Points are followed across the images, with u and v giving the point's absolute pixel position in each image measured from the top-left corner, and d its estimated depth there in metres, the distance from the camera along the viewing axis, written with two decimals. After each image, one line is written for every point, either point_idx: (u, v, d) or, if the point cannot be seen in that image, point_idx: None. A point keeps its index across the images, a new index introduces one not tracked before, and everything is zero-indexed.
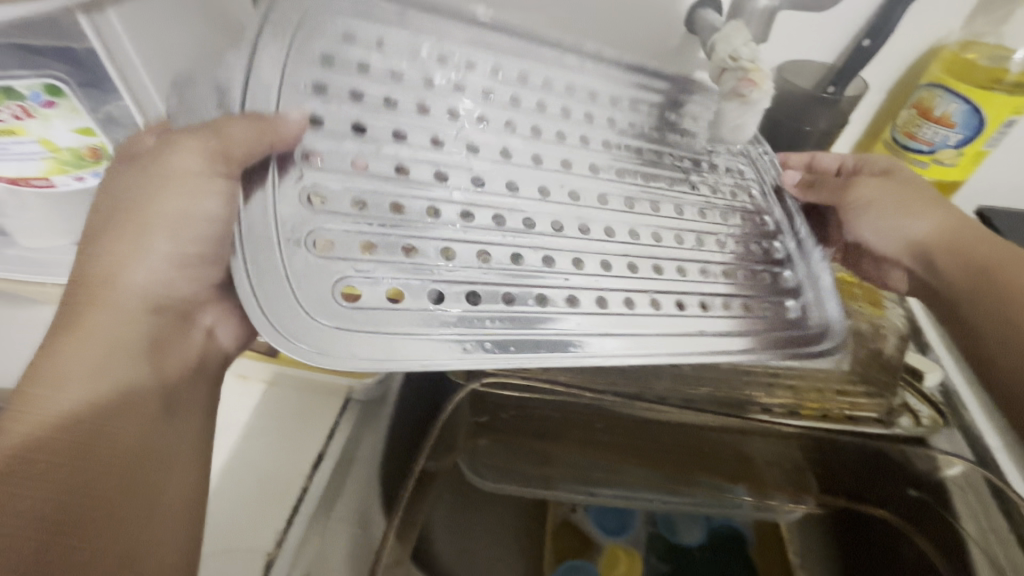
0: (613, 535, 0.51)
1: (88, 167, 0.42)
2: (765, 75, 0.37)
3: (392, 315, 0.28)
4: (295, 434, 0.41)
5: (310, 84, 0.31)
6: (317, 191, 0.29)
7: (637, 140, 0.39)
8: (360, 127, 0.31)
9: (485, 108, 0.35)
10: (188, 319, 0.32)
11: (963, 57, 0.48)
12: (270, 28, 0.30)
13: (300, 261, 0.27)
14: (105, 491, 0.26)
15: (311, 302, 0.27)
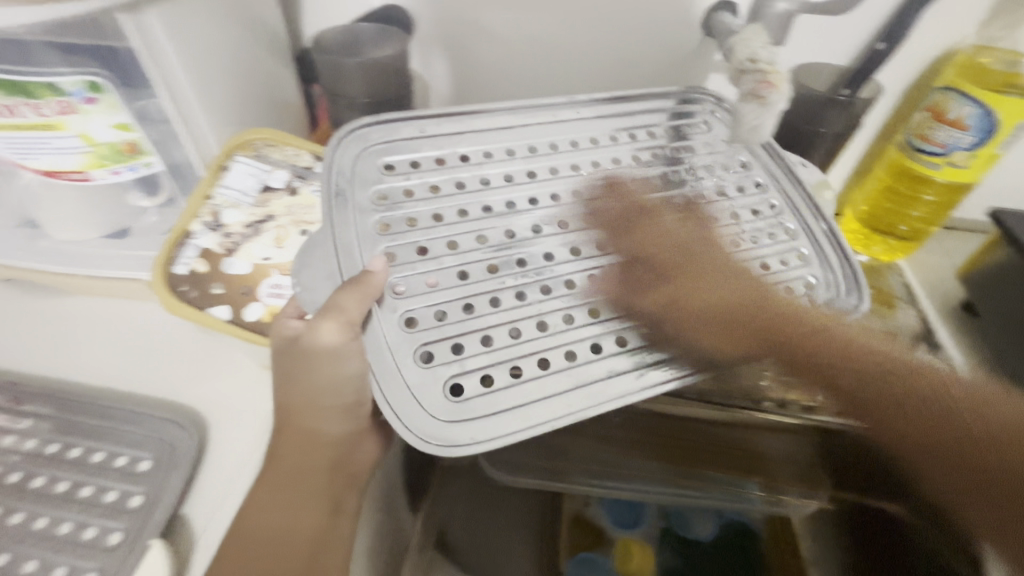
0: (626, 528, 0.52)
1: (125, 161, 0.43)
2: (784, 77, 0.37)
3: (489, 398, 0.32)
4: None
5: (375, 223, 0.36)
6: (410, 316, 0.33)
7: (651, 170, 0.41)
8: (424, 248, 0.36)
9: (513, 195, 0.39)
10: (351, 448, 0.38)
11: (976, 62, 0.48)
12: (335, 194, 0.37)
13: (414, 373, 0.32)
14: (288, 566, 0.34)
15: (433, 404, 0.31)
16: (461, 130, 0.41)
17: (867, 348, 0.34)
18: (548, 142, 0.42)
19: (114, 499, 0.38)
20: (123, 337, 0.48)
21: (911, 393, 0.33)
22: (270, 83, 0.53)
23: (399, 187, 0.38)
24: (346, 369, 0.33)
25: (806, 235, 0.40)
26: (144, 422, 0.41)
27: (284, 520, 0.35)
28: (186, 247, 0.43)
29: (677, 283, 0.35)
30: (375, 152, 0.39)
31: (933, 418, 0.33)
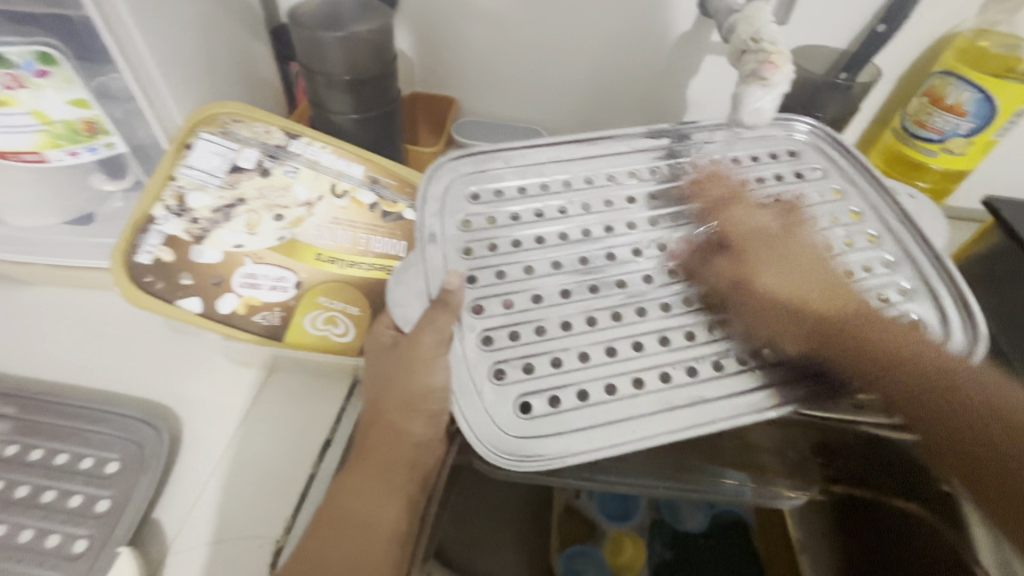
0: (617, 521, 0.52)
1: (82, 140, 0.41)
2: (786, 58, 0.35)
3: (559, 417, 0.30)
4: (293, 414, 0.40)
5: (460, 247, 0.35)
6: (489, 335, 0.32)
7: (664, 184, 0.38)
8: (502, 273, 0.34)
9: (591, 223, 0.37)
10: (428, 452, 0.35)
11: (976, 46, 0.47)
12: (424, 215, 0.36)
13: (489, 390, 0.31)
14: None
15: (495, 399, 0.30)
16: (531, 155, 0.39)
17: (919, 343, 0.31)
18: (625, 171, 0.39)
19: (80, 504, 0.35)
20: (89, 331, 0.45)
21: (928, 357, 0.31)
22: (244, 60, 0.50)
23: (483, 214, 0.37)
24: (437, 382, 0.32)
25: (924, 257, 0.35)
26: (112, 421, 0.39)
27: (370, 515, 0.33)
28: (149, 233, 0.40)
29: (779, 266, 0.34)
30: (459, 182, 0.38)
31: (948, 399, 0.31)
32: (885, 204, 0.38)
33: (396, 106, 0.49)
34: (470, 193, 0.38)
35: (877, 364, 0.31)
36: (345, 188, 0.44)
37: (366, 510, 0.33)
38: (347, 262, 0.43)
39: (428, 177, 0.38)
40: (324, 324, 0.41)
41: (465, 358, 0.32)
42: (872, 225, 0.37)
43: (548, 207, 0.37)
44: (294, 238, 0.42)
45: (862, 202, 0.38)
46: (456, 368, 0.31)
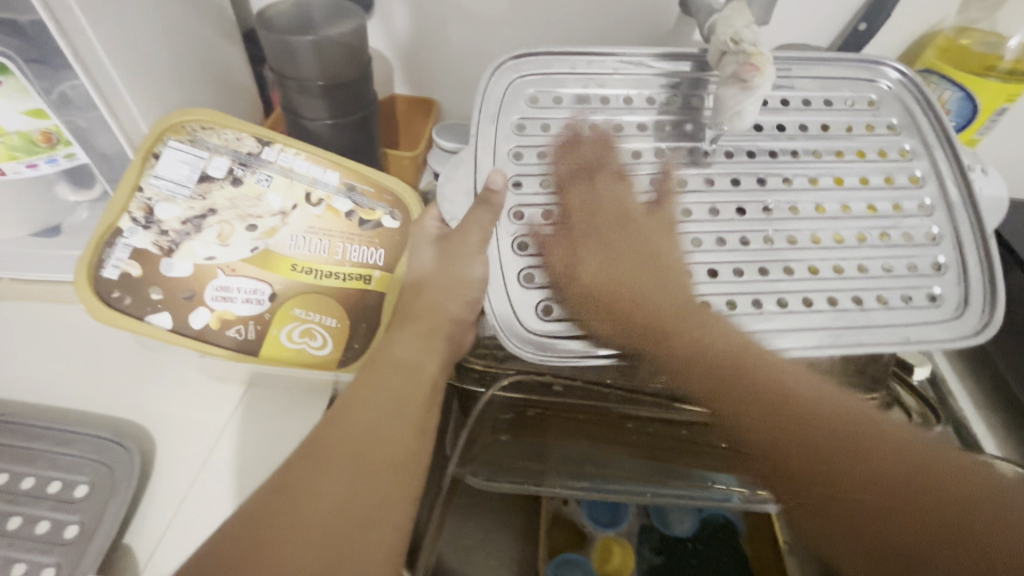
0: (606, 527, 0.51)
1: (41, 153, 0.40)
2: (767, 59, 0.34)
3: (574, 323, 0.35)
4: (270, 429, 0.40)
5: (510, 150, 0.37)
6: (524, 242, 0.36)
7: (673, 116, 0.38)
8: (546, 184, 0.37)
9: (619, 147, 0.38)
10: (457, 338, 0.39)
11: (958, 44, 0.47)
12: (483, 115, 0.38)
13: (516, 290, 0.35)
14: (354, 496, 0.28)
15: (517, 311, 0.34)
16: (606, 74, 0.39)
17: (839, 414, 0.31)
18: (645, 98, 0.39)
19: (47, 530, 0.34)
20: (57, 347, 0.43)
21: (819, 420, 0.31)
22: (214, 63, 0.48)
23: (539, 121, 0.38)
24: (473, 277, 0.37)
25: (954, 237, 0.36)
26: (80, 443, 0.38)
27: (409, 364, 0.35)
28: (115, 246, 0.38)
29: (642, 282, 0.35)
30: (518, 83, 0.39)
31: (910, 476, 0.29)
32: (944, 182, 0.37)
33: (374, 110, 0.48)
34: (529, 97, 0.39)
35: (798, 426, 0.31)
36: (321, 195, 0.43)
37: (372, 414, 0.31)
38: (324, 273, 0.41)
39: (492, 72, 0.39)
40: (301, 337, 0.40)
41: (506, 286, 0.35)
42: (918, 165, 0.38)
43: (583, 127, 0.38)
44: (268, 249, 0.41)
45: (914, 140, 0.38)
46: (491, 268, 0.35)
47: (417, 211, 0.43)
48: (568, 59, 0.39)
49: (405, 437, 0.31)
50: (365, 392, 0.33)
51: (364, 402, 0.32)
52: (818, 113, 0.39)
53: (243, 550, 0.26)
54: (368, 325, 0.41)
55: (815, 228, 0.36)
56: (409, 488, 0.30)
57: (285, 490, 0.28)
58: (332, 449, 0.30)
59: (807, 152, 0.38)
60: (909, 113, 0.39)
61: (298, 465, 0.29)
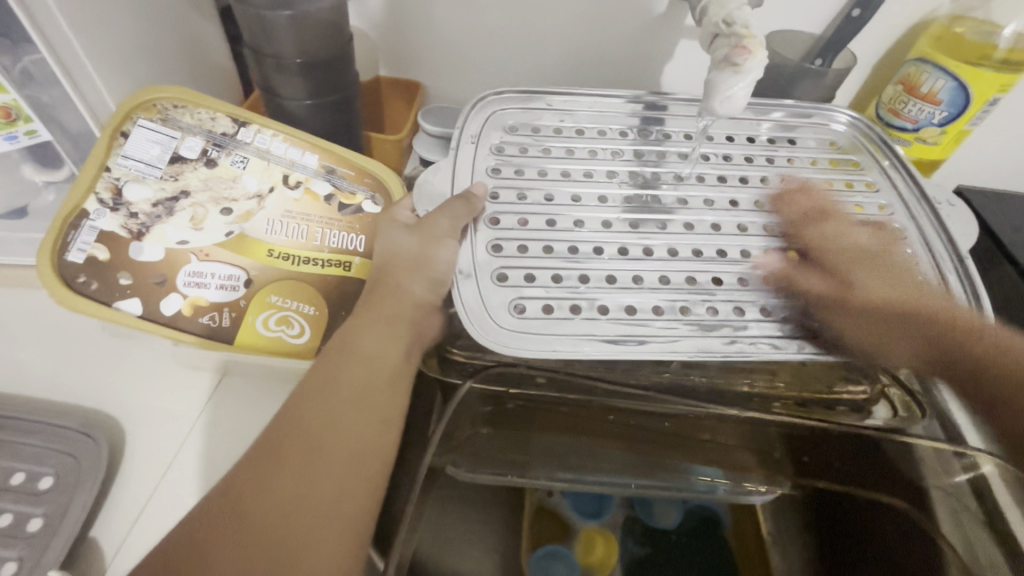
0: (589, 519, 0.50)
1: (1, 128, 0.38)
2: (759, 43, 0.34)
3: (549, 321, 0.34)
4: (243, 426, 0.38)
5: (489, 166, 0.39)
6: (499, 243, 0.36)
7: (631, 146, 0.41)
8: (523, 194, 0.38)
9: (594, 166, 0.40)
10: (427, 325, 0.36)
11: (951, 32, 0.46)
12: (462, 136, 0.41)
13: (490, 288, 0.34)
14: (312, 487, 0.27)
15: (488, 307, 0.34)
16: (579, 113, 0.43)
17: (941, 308, 0.34)
18: (617, 128, 0.42)
19: (9, 524, 0.33)
20: (23, 333, 0.42)
21: (928, 318, 0.34)
22: (189, 39, 0.46)
23: (517, 143, 0.41)
24: (442, 261, 0.35)
25: (929, 259, 0.37)
26: (45, 433, 0.36)
27: (369, 354, 0.33)
28: (80, 229, 0.37)
29: (862, 270, 0.36)
30: (498, 113, 0.42)
31: (938, 314, 0.34)
32: (912, 212, 0.39)
33: (355, 91, 0.46)
34: (508, 125, 0.42)
35: (916, 308, 0.34)
36: (299, 179, 0.42)
37: (335, 404, 0.30)
38: (302, 258, 0.40)
39: (475, 102, 0.42)
40: (277, 325, 0.38)
41: (478, 283, 0.35)
42: (884, 196, 0.40)
43: (557, 149, 0.41)
44: (243, 233, 0.40)
45: (878, 174, 0.42)
46: (463, 264, 0.35)
47: (399, 197, 0.42)
48: (546, 96, 0.43)
49: (366, 430, 0.30)
50: (326, 382, 0.31)
51: (325, 393, 0.31)
52: (784, 149, 0.42)
53: (196, 548, 0.26)
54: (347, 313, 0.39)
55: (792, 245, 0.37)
56: (369, 485, 0.29)
57: (237, 490, 0.27)
58: (290, 439, 0.29)
59: (779, 179, 0.41)
60: (874, 150, 0.43)
61: (251, 462, 0.28)
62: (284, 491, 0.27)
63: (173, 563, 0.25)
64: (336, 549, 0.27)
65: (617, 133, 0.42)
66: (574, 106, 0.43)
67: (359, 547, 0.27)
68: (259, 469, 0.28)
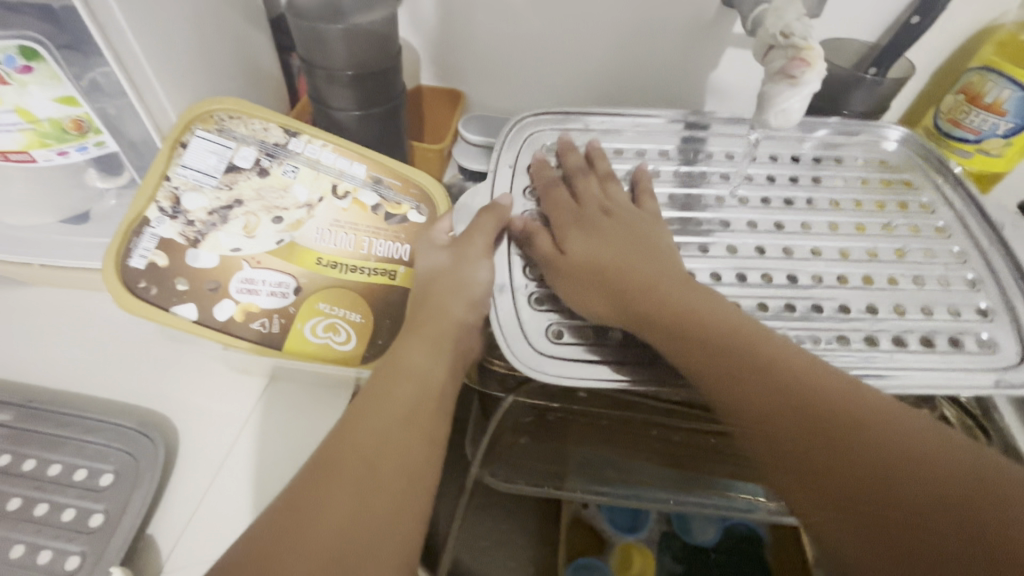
0: (627, 534, 0.49)
1: (71, 140, 0.39)
2: (818, 54, 0.33)
3: (584, 345, 0.33)
4: (284, 435, 0.39)
5: (528, 189, 0.40)
6: (537, 265, 0.36)
7: (674, 166, 0.41)
8: (562, 217, 0.38)
9: (634, 189, 0.39)
10: (470, 342, 0.37)
11: (1020, 39, 0.44)
12: (499, 159, 0.41)
13: (527, 309, 0.34)
14: (365, 509, 0.28)
15: (527, 330, 0.33)
16: (622, 133, 0.42)
17: (762, 344, 0.28)
18: (659, 150, 0.42)
19: (72, 518, 0.34)
20: (85, 333, 0.44)
21: (806, 387, 0.26)
22: (242, 51, 0.47)
23: (557, 165, 0.41)
24: (478, 277, 0.36)
25: (996, 286, 0.35)
26: (105, 431, 0.38)
27: (421, 371, 0.33)
28: (142, 236, 0.38)
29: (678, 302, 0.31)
30: (536, 135, 0.42)
31: (816, 429, 0.25)
32: (976, 235, 0.37)
33: (402, 102, 0.47)
34: (547, 147, 0.42)
35: (700, 346, 0.29)
36: (347, 188, 0.42)
37: (387, 422, 0.31)
38: (350, 267, 0.41)
39: (514, 124, 0.42)
40: (324, 332, 0.39)
41: (516, 304, 0.34)
42: (943, 218, 0.39)
43: (596, 170, 0.40)
44: (294, 242, 0.40)
45: (934, 194, 0.40)
46: (500, 284, 0.35)
47: (444, 208, 0.43)
48: (585, 116, 0.43)
49: (415, 449, 0.30)
50: (377, 398, 0.32)
51: (378, 410, 0.31)
52: (833, 168, 0.41)
53: (250, 565, 0.25)
54: (392, 322, 0.40)
55: (845, 269, 0.36)
56: (417, 504, 0.29)
57: (290, 510, 0.27)
58: (343, 458, 0.29)
59: (827, 203, 0.39)
60: (934, 172, 0.41)
61: (306, 481, 0.28)
62: (338, 511, 0.27)
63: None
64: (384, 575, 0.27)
65: (658, 153, 0.41)
66: (617, 126, 0.43)
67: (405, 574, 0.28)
68: (312, 488, 0.28)
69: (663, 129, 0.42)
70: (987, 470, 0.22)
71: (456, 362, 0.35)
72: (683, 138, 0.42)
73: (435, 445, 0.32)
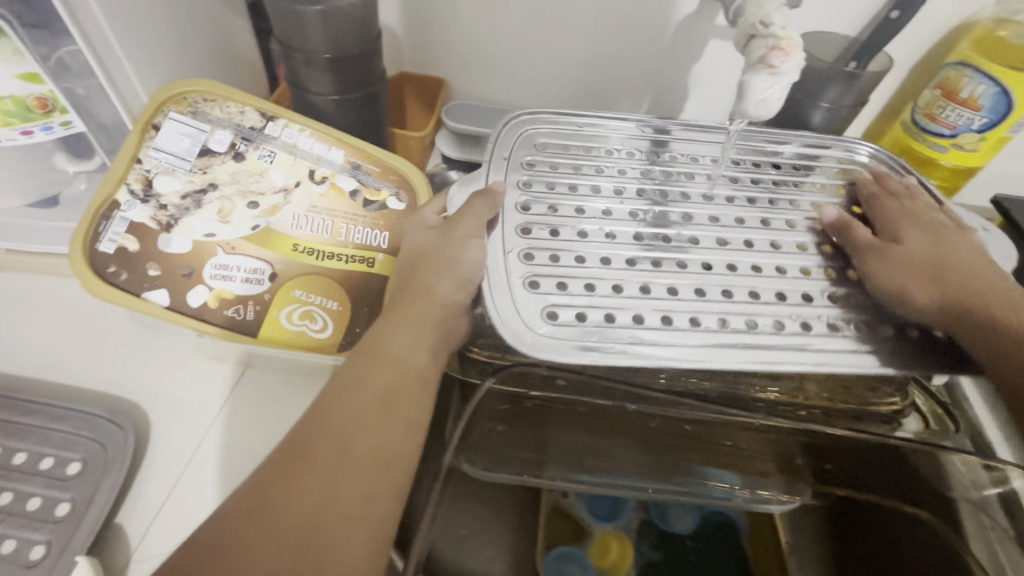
0: (604, 521, 0.50)
1: (37, 119, 0.38)
2: (798, 45, 0.34)
3: (582, 329, 0.33)
4: (255, 428, 0.38)
5: (520, 178, 0.39)
6: (531, 252, 0.36)
7: (645, 166, 0.40)
8: (554, 207, 0.38)
9: (625, 183, 0.39)
10: (455, 328, 0.36)
11: (994, 36, 0.45)
12: (492, 151, 0.40)
13: (521, 294, 0.34)
14: (336, 494, 0.27)
15: (521, 314, 0.33)
16: (611, 133, 0.42)
17: (964, 260, 0.35)
18: (629, 151, 0.41)
19: (38, 507, 0.34)
20: (53, 320, 0.43)
21: (964, 287, 0.33)
22: (218, 33, 0.46)
23: (549, 159, 0.41)
24: (468, 257, 0.35)
25: (977, 281, 0.35)
26: (73, 419, 0.37)
27: (398, 355, 0.33)
28: (111, 220, 0.37)
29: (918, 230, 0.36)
30: (527, 129, 0.42)
31: (971, 316, 0.33)
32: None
33: (382, 87, 0.46)
34: (537, 142, 0.41)
35: (971, 279, 0.34)
36: (325, 174, 0.42)
37: (361, 406, 0.30)
38: (327, 254, 0.40)
39: (505, 119, 0.42)
40: (301, 320, 0.38)
41: (511, 290, 0.34)
42: None
43: (583, 166, 0.40)
44: (269, 228, 0.40)
45: (923, 189, 0.40)
46: (494, 269, 0.35)
47: (424, 196, 0.42)
48: (557, 117, 0.43)
49: (394, 432, 0.30)
50: (352, 383, 0.31)
51: (352, 394, 0.31)
52: (802, 173, 0.41)
53: (217, 550, 0.25)
54: (369, 310, 0.40)
55: (805, 261, 0.37)
56: (392, 490, 0.29)
57: (262, 495, 0.27)
58: (315, 443, 0.29)
59: (800, 206, 0.39)
60: (905, 178, 0.41)
61: (280, 463, 0.28)
62: (308, 497, 0.27)
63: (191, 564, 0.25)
64: (355, 558, 0.26)
65: (628, 154, 0.41)
66: (589, 128, 0.42)
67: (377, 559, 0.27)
68: (282, 473, 0.28)
69: (632, 133, 0.42)
70: (1019, 315, 0.32)
71: (439, 346, 0.34)
72: (652, 141, 0.42)
73: (412, 429, 0.31)
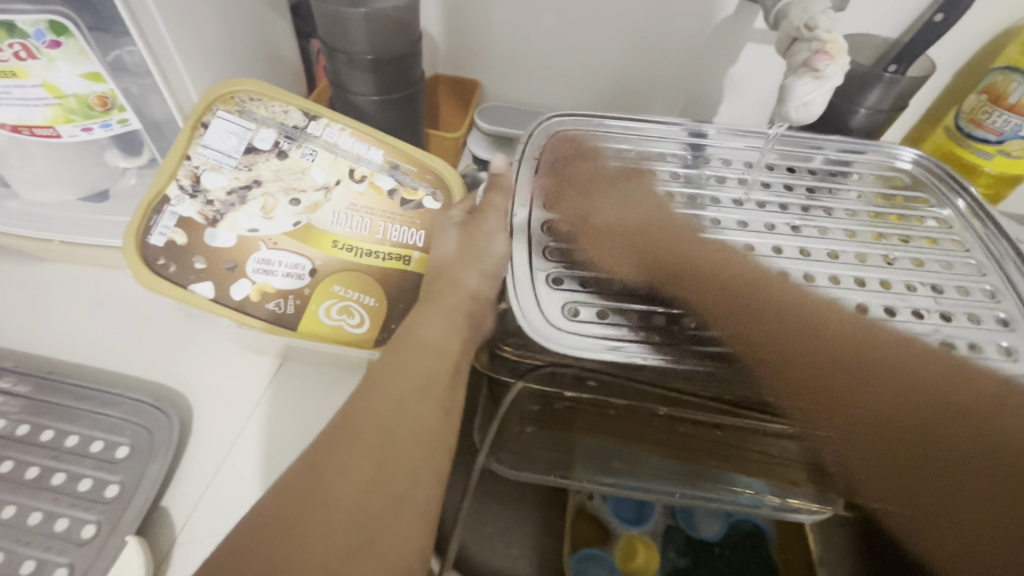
0: (630, 525, 0.49)
1: (97, 117, 0.40)
2: (843, 48, 0.33)
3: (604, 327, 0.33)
4: (293, 420, 0.39)
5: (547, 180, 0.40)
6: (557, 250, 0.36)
7: (682, 168, 0.40)
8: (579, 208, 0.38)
9: (653, 186, 0.39)
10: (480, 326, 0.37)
11: None
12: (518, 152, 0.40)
13: (547, 291, 0.34)
14: (383, 480, 0.28)
15: (545, 308, 0.33)
16: (641, 136, 0.42)
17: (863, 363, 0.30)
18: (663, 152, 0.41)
19: (89, 489, 0.35)
20: (104, 310, 0.44)
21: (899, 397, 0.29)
22: (263, 34, 0.48)
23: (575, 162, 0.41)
24: (492, 255, 0.37)
25: (1012, 292, 0.35)
26: (122, 405, 0.38)
27: (432, 349, 0.34)
28: (162, 214, 0.39)
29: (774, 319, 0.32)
30: (552, 130, 0.42)
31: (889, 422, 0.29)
32: (983, 240, 0.37)
33: (419, 89, 0.47)
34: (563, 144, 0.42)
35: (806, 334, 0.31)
36: (364, 173, 0.43)
37: (399, 397, 0.31)
38: (364, 251, 0.41)
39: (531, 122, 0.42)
40: (338, 314, 0.39)
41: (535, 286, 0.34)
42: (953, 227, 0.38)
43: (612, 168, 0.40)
44: (310, 224, 0.41)
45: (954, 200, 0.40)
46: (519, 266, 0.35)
47: (459, 195, 0.43)
48: (591, 118, 0.43)
49: (430, 424, 0.30)
50: (390, 373, 0.32)
51: (390, 384, 0.31)
52: (841, 177, 0.41)
53: (269, 533, 0.25)
54: (405, 306, 0.40)
55: (860, 273, 0.35)
56: (433, 479, 0.29)
57: (311, 481, 0.27)
58: (359, 432, 0.29)
59: (842, 212, 0.39)
60: (945, 187, 0.40)
61: (324, 451, 0.28)
62: (358, 482, 0.27)
63: (247, 544, 0.25)
64: (405, 545, 0.27)
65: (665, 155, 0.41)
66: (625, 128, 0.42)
67: (424, 544, 0.28)
68: (328, 458, 0.28)
69: (667, 135, 0.42)
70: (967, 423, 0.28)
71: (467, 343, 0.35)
72: (688, 144, 0.41)
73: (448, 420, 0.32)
